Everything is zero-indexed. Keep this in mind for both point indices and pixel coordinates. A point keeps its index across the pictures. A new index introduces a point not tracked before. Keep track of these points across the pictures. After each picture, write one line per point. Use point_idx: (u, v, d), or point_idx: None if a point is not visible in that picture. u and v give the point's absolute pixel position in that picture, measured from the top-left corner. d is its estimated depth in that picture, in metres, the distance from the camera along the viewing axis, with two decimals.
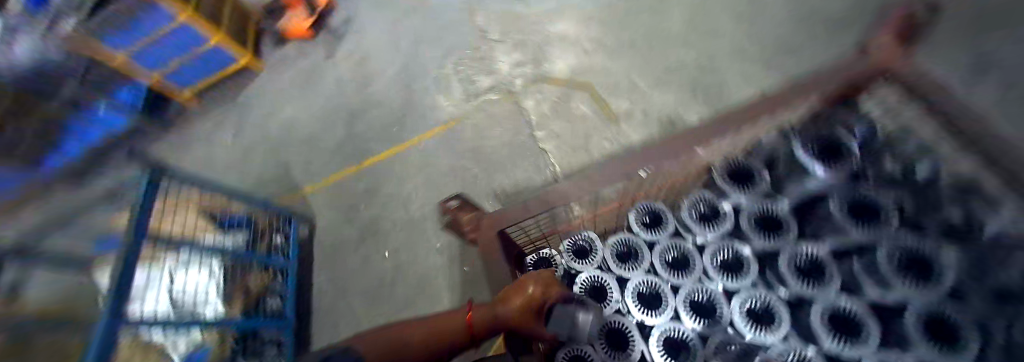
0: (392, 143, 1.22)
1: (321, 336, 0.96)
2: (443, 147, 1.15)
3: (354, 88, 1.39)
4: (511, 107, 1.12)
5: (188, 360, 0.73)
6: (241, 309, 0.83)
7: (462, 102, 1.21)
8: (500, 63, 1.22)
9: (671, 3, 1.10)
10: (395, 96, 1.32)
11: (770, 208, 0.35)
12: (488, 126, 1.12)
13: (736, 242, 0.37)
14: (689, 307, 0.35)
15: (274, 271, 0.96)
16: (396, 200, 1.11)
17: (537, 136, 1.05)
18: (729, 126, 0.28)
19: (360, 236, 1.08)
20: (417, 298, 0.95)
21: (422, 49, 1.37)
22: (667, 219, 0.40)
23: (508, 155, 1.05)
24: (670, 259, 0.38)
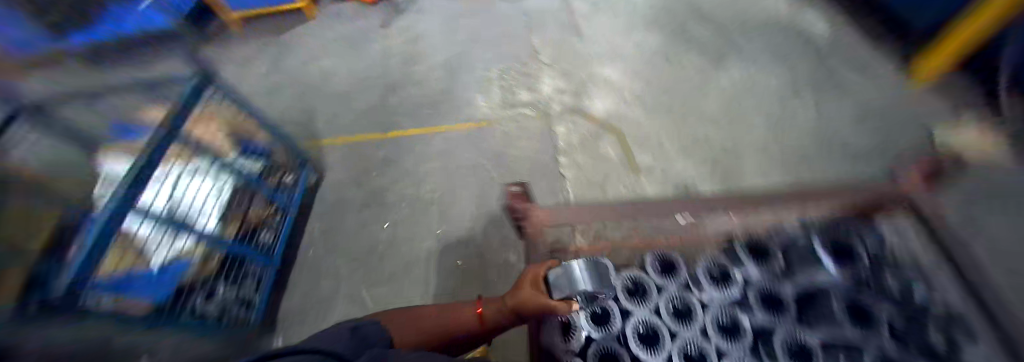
0: (421, 125, 1.26)
1: (296, 284, 0.96)
2: (467, 144, 1.18)
3: (400, 63, 1.44)
4: (543, 127, 1.17)
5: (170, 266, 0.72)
6: (236, 234, 0.84)
7: (497, 108, 1.25)
8: (544, 84, 1.28)
9: (713, 82, 1.18)
10: (436, 83, 1.37)
11: (776, 289, 0.39)
12: (516, 137, 1.17)
13: (737, 310, 0.39)
14: (681, 356, 0.36)
15: (275, 208, 0.98)
16: (409, 177, 1.13)
17: (559, 160, 1.09)
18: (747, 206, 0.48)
19: (364, 200, 1.10)
20: (400, 276, 0.95)
21: (474, 50, 1.43)
22: (681, 270, 0.43)
23: (527, 169, 1.09)
24: (675, 307, 0.40)
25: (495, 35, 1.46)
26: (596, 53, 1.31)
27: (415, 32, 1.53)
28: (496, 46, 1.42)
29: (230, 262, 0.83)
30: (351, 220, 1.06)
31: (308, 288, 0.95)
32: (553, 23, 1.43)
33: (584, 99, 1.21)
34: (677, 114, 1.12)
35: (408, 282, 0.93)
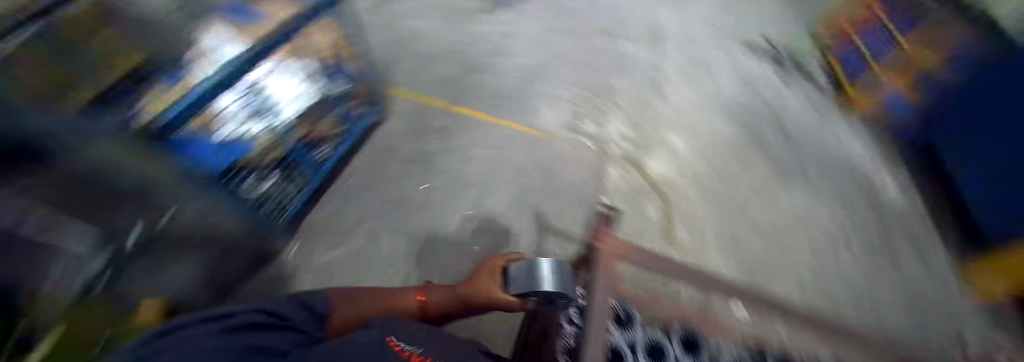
0: (482, 106, 1.25)
1: (329, 205, 1.02)
2: (519, 145, 1.18)
3: (481, 36, 1.41)
4: (596, 159, 1.15)
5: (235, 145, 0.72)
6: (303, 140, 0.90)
7: (560, 121, 1.23)
8: (612, 116, 1.22)
9: (774, 192, 1.18)
10: (509, 71, 1.32)
11: None
12: (569, 158, 1.16)
13: None
14: None
15: (340, 130, 1.03)
16: (457, 153, 1.16)
17: (600, 198, 1.08)
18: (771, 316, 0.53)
19: (411, 155, 1.14)
20: (420, 239, 0.99)
21: (559, 51, 1.35)
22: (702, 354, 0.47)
23: (568, 193, 1.09)
24: None
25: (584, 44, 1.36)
26: (675, 112, 1.24)
27: (508, 5, 1.43)
28: (582, 57, 1.34)
29: (289, 163, 0.89)
30: (391, 170, 1.10)
31: (332, 215, 1.01)
32: (645, 60, 1.34)
33: (644, 153, 1.16)
34: (730, 208, 1.12)
35: (423, 248, 0.97)
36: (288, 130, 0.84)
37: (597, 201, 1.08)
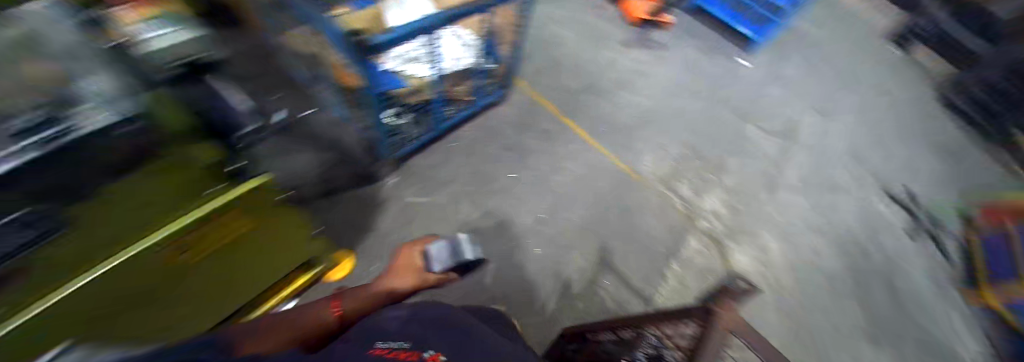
0: (590, 123, 1.25)
1: (428, 156, 1.10)
2: (608, 175, 1.16)
3: (612, 59, 1.40)
4: (683, 224, 1.10)
5: (396, 79, 0.85)
6: (440, 95, 1.00)
7: (660, 170, 1.18)
8: (713, 189, 1.17)
9: (860, 346, 1.05)
10: (629, 103, 1.31)
11: None
12: (654, 209, 1.11)
13: None
14: None
15: (468, 99, 1.11)
16: (551, 156, 1.18)
17: (671, 264, 1.04)
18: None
19: (510, 141, 1.18)
20: (492, 221, 1.04)
21: (684, 105, 1.33)
22: None
23: (641, 242, 1.06)
24: None
25: (712, 111, 1.34)
26: (780, 214, 1.17)
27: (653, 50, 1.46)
28: (704, 120, 1.31)
29: (424, 108, 1.00)
30: (489, 148, 1.16)
31: (429, 164, 1.09)
32: (768, 152, 1.28)
33: (732, 238, 1.09)
34: (804, 340, 1.02)
35: (494, 230, 1.03)
36: (434, 83, 0.94)
37: (667, 265, 1.04)
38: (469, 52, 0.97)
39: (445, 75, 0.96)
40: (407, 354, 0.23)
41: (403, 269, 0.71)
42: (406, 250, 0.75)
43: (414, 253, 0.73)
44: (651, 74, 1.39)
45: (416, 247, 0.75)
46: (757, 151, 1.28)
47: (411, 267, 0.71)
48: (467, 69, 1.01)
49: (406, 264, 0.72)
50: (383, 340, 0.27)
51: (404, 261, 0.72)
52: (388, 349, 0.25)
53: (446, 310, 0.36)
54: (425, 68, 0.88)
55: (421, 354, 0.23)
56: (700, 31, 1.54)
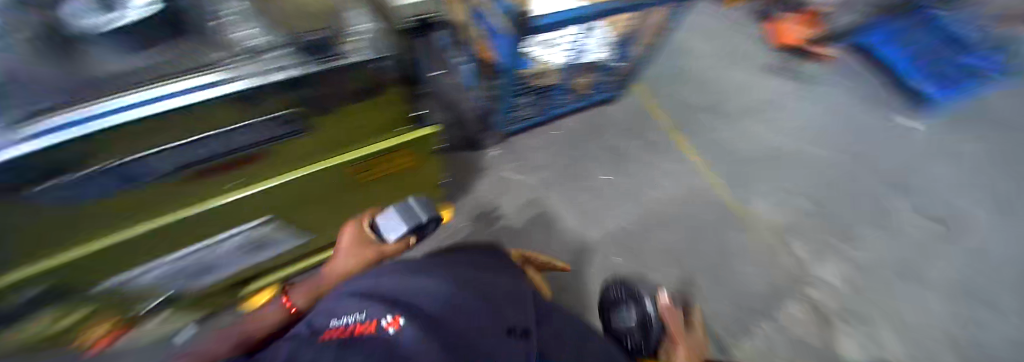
0: (704, 148, 1.16)
1: (531, 139, 1.13)
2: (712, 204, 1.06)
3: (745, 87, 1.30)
4: (784, 284, 0.98)
5: (531, 63, 0.89)
6: (560, 83, 1.01)
7: (771, 218, 1.07)
8: (831, 258, 1.02)
9: None
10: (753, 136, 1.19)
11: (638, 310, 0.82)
12: (753, 258, 1.01)
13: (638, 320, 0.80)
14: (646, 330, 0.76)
15: (584, 92, 1.11)
16: (653, 170, 1.12)
17: (761, 322, 0.93)
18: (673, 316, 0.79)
19: (613, 144, 1.15)
20: (578, 217, 1.03)
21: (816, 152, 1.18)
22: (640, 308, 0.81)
23: (730, 287, 0.97)
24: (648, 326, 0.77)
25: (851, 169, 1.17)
26: (915, 311, 0.97)
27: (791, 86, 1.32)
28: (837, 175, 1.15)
29: (544, 94, 1.03)
30: (591, 146, 1.14)
31: (531, 145, 1.12)
32: (918, 237, 1.07)
33: (842, 319, 0.94)
34: None
35: (577, 227, 1.01)
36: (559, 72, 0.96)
37: (755, 321, 0.93)
38: (601, 49, 0.96)
39: (572, 66, 0.97)
40: (362, 325, 0.23)
41: (345, 248, 0.56)
42: (347, 229, 0.58)
43: (354, 233, 0.57)
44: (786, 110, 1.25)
45: (354, 225, 0.58)
46: (901, 226, 1.08)
47: (357, 245, 0.56)
48: (593, 64, 1.00)
49: (347, 245, 0.56)
50: (336, 318, 0.26)
51: (347, 239, 0.57)
52: (343, 325, 0.24)
53: (392, 273, 0.36)
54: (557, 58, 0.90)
55: (378, 320, 0.24)
56: (861, 77, 1.34)
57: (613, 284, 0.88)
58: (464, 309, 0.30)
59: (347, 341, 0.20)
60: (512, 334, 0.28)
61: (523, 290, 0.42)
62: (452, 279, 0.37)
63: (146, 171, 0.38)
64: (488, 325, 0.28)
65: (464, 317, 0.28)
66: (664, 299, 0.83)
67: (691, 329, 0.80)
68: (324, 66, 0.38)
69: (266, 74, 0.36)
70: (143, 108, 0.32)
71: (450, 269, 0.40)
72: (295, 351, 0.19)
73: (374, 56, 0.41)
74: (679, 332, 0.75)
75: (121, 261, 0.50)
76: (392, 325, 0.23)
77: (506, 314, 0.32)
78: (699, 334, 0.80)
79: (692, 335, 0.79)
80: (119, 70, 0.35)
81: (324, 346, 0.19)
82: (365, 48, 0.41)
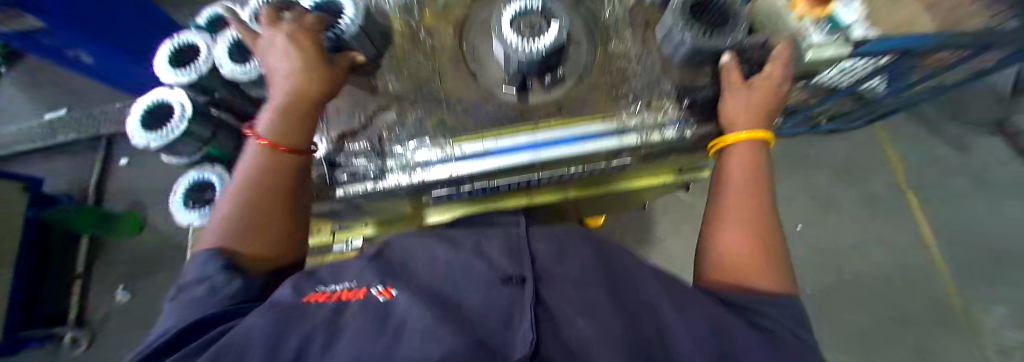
0: (853, 216, 1.39)
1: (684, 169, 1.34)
2: (810, 265, 1.35)
3: (925, 178, 1.41)
4: (871, 330, 1.29)
5: (809, 90, 0.82)
6: (796, 112, 0.98)
7: (887, 283, 1.33)
8: (926, 329, 1.28)
9: None
10: (888, 220, 1.38)
11: (696, 129, 0.54)
12: (854, 305, 1.32)
13: (689, 128, 0.53)
14: (695, 131, 0.54)
15: (799, 121, 1.13)
16: (797, 220, 1.38)
17: (832, 342, 1.29)
18: (759, 119, 0.49)
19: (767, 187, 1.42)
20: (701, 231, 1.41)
21: (944, 254, 1.35)
22: (702, 130, 0.54)
23: (828, 314, 1.31)
24: (698, 126, 0.54)
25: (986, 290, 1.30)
26: None
27: (953, 177, 1.41)
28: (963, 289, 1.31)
29: (796, 110, 0.96)
30: None
31: None
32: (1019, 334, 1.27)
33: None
34: None
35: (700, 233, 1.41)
36: (813, 103, 0.93)
37: (829, 341, 1.28)
38: (888, 75, 0.87)
39: (847, 90, 0.87)
40: (353, 292, 0.33)
41: (292, 90, 0.41)
42: (268, 43, 0.42)
43: (300, 33, 0.42)
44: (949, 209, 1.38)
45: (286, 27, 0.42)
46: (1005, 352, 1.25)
47: (319, 72, 0.42)
48: (867, 87, 0.90)
49: (291, 53, 0.41)
50: (326, 284, 0.36)
51: (282, 53, 0.41)
52: (332, 291, 0.34)
53: (432, 248, 0.43)
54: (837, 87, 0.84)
55: (368, 289, 0.33)
56: None
57: (710, 12, 0.49)
58: (450, 270, 0.38)
59: (335, 319, 0.28)
60: (506, 284, 0.36)
61: (510, 233, 0.50)
62: (443, 242, 0.45)
63: (411, 191, 0.52)
64: (485, 277, 0.37)
65: (455, 281, 0.36)
66: (734, 112, 0.50)
67: (762, 74, 0.50)
68: (651, 126, 0.52)
69: (632, 127, 0.52)
70: (473, 158, 0.48)
71: (464, 237, 0.47)
72: (300, 312, 0.28)
73: (708, 131, 0.54)
74: (741, 96, 0.49)
75: (408, 204, 0.66)
76: (384, 294, 0.32)
77: (497, 264, 0.40)
78: (784, 47, 0.49)
79: (735, 68, 0.50)
80: (461, 117, 0.52)
81: (328, 311, 0.29)
82: (700, 128, 0.54)
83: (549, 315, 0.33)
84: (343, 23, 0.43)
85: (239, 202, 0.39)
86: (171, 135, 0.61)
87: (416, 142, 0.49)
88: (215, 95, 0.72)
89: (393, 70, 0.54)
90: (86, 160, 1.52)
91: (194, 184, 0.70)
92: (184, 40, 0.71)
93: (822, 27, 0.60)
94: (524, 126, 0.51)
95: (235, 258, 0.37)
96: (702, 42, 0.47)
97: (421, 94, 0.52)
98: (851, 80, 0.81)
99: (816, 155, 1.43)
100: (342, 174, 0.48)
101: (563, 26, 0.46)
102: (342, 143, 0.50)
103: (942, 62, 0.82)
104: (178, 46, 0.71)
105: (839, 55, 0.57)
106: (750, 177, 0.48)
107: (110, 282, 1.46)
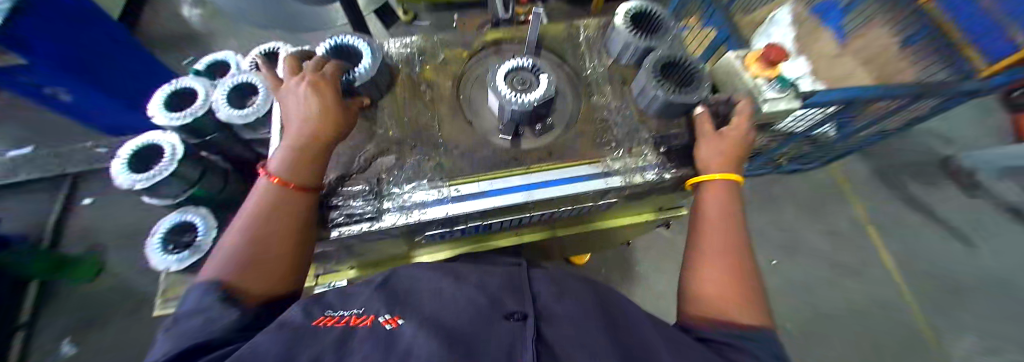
0: (824, 249, 1.46)
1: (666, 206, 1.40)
2: (792, 299, 1.38)
3: (879, 213, 1.54)
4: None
5: (766, 137, 0.92)
6: (757, 156, 1.09)
7: (863, 315, 1.37)
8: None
9: None
10: (854, 253, 1.47)
11: (672, 172, 0.59)
12: (837, 338, 1.33)
13: (666, 172, 0.58)
14: (672, 175, 0.59)
15: (765, 161, 1.23)
16: (775, 254, 1.44)
17: None
18: (729, 164, 0.55)
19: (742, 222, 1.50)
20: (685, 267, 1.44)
21: (907, 285, 1.43)
22: (679, 173, 0.59)
23: (816, 349, 1.31)
24: (675, 170, 0.59)
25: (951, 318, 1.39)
26: None
27: (901, 212, 1.55)
28: (933, 318, 1.38)
29: (759, 153, 1.07)
30: None
31: None
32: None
33: None
34: None
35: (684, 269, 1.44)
36: (771, 148, 1.04)
37: None
38: (833, 123, 0.99)
39: (799, 136, 0.98)
40: (361, 319, 0.33)
41: (304, 128, 0.43)
42: (290, 88, 0.46)
43: (316, 78, 0.46)
44: (906, 241, 1.50)
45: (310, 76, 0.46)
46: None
47: (330, 111, 0.45)
48: (815, 133, 1.02)
49: (305, 95, 0.44)
50: (334, 310, 0.36)
51: (304, 98, 0.45)
52: (341, 316, 0.34)
53: (439, 280, 0.43)
54: (791, 133, 0.95)
55: (375, 317, 0.33)
56: (968, 226, 1.56)
57: (678, 74, 0.58)
58: (455, 301, 0.39)
59: (342, 343, 0.28)
60: (508, 319, 0.37)
61: (510, 273, 0.52)
62: (448, 276, 0.45)
63: (408, 231, 0.52)
64: (488, 311, 0.37)
65: (462, 310, 0.37)
66: (707, 158, 0.55)
67: (731, 126, 0.57)
68: (633, 169, 0.57)
69: (617, 170, 0.57)
70: (471, 199, 0.50)
71: (469, 273, 0.48)
72: (308, 337, 0.28)
73: (686, 172, 0.59)
74: (711, 143, 0.55)
75: (399, 245, 0.65)
76: (390, 322, 0.32)
77: (498, 300, 0.41)
78: (746, 104, 0.58)
79: (707, 119, 0.57)
80: (457, 160, 0.54)
81: (335, 337, 0.29)
82: (677, 171, 0.59)
83: (551, 346, 0.33)
84: (357, 72, 0.51)
85: (242, 238, 0.40)
86: (160, 175, 0.61)
87: (415, 184, 0.51)
88: (206, 138, 0.71)
89: (393, 115, 0.57)
90: (47, 199, 1.43)
91: (174, 226, 0.69)
92: (181, 83, 0.73)
93: (773, 84, 0.68)
94: (517, 169, 0.54)
95: (231, 293, 0.37)
96: (673, 97, 0.54)
97: (420, 140, 0.55)
98: (799, 128, 0.93)
99: (782, 192, 1.54)
100: (338, 214, 0.48)
101: (551, 82, 0.52)
102: (341, 181, 0.51)
103: (871, 115, 0.97)
104: (175, 89, 0.72)
105: (791, 108, 0.67)
106: (726, 215, 0.53)
107: (39, 339, 1.27)
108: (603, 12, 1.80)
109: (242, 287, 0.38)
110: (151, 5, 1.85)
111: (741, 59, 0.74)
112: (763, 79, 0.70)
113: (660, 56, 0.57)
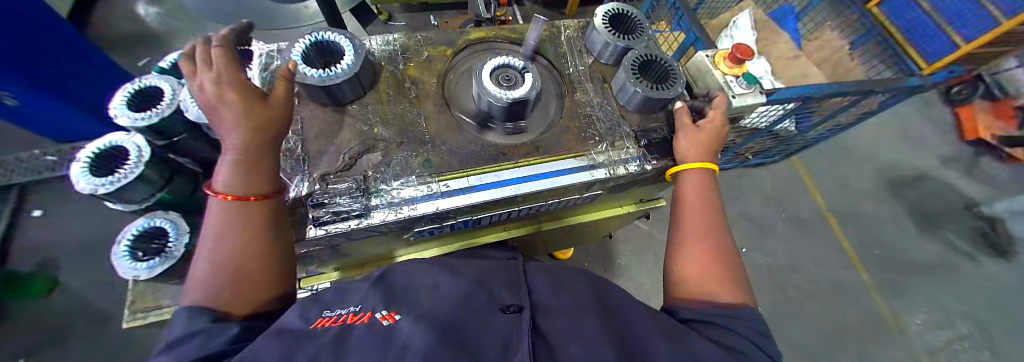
0: (791, 236, 1.57)
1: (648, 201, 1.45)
2: (765, 284, 1.46)
3: (838, 201, 1.67)
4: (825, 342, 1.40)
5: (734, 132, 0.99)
6: (729, 149, 1.15)
7: (829, 296, 1.48)
8: (866, 336, 1.43)
9: None
10: (818, 239, 1.58)
11: (653, 163, 0.61)
12: (807, 319, 1.43)
13: (647, 163, 0.61)
14: (653, 166, 0.61)
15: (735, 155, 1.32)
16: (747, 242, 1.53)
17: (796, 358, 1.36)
18: (705, 154, 0.58)
19: None
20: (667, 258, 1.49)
21: (866, 267, 1.55)
22: (660, 164, 0.62)
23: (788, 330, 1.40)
24: (656, 161, 0.62)
25: (905, 296, 1.52)
26: None
27: (858, 200, 1.68)
28: (890, 297, 1.51)
29: (730, 147, 1.13)
30: None
31: None
32: (934, 334, 1.47)
33: None
34: None
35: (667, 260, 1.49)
36: (741, 142, 1.11)
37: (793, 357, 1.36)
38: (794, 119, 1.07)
39: (764, 131, 1.06)
40: (358, 317, 0.33)
41: (235, 133, 0.41)
42: (193, 97, 0.42)
43: (227, 78, 0.42)
44: (864, 227, 1.63)
45: (206, 74, 0.42)
46: (930, 351, 1.44)
47: (257, 106, 0.42)
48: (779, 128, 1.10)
49: (222, 95, 0.41)
50: (332, 310, 0.36)
51: (213, 99, 0.41)
52: (337, 316, 0.34)
53: (438, 276, 0.44)
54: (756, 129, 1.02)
55: (372, 314, 0.33)
56: (917, 211, 1.70)
57: (653, 73, 0.62)
58: (452, 296, 0.39)
59: (340, 341, 0.28)
60: (505, 312, 0.38)
61: (507, 267, 0.53)
62: (445, 271, 0.45)
63: (399, 228, 0.52)
64: (485, 305, 0.38)
65: (457, 304, 0.37)
66: (686, 149, 0.58)
67: (706, 119, 0.61)
68: (616, 162, 0.60)
69: (601, 163, 0.59)
70: (460, 195, 0.51)
71: (467, 268, 0.48)
72: (305, 339, 0.28)
73: (667, 163, 0.62)
74: (689, 135, 0.59)
75: (386, 243, 0.65)
76: (388, 318, 0.32)
77: (494, 294, 0.42)
78: (721, 100, 0.62)
79: (685, 113, 0.61)
80: (447, 157, 0.55)
81: (333, 335, 0.29)
82: (658, 162, 0.62)
83: (545, 337, 0.34)
84: (343, 66, 0.51)
85: (214, 258, 0.39)
86: (124, 180, 0.56)
87: (405, 180, 0.51)
88: (173, 138, 0.66)
89: (379, 114, 0.57)
90: None
91: (142, 232, 0.65)
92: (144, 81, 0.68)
93: (740, 81, 0.73)
94: (506, 164, 0.55)
95: (218, 310, 0.36)
96: (652, 93, 0.57)
97: (406, 137, 0.55)
98: (763, 123, 1.00)
99: (752, 185, 1.64)
100: (323, 212, 0.47)
101: (536, 83, 0.53)
102: (323, 181, 0.49)
103: (827, 110, 1.05)
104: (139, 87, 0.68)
105: (756, 103, 0.73)
106: (705, 203, 0.56)
107: None
108: (578, 14, 1.85)
109: (228, 301, 0.38)
110: (102, 3, 1.73)
111: (710, 57, 0.79)
112: (731, 77, 0.75)
113: (636, 55, 0.60)
